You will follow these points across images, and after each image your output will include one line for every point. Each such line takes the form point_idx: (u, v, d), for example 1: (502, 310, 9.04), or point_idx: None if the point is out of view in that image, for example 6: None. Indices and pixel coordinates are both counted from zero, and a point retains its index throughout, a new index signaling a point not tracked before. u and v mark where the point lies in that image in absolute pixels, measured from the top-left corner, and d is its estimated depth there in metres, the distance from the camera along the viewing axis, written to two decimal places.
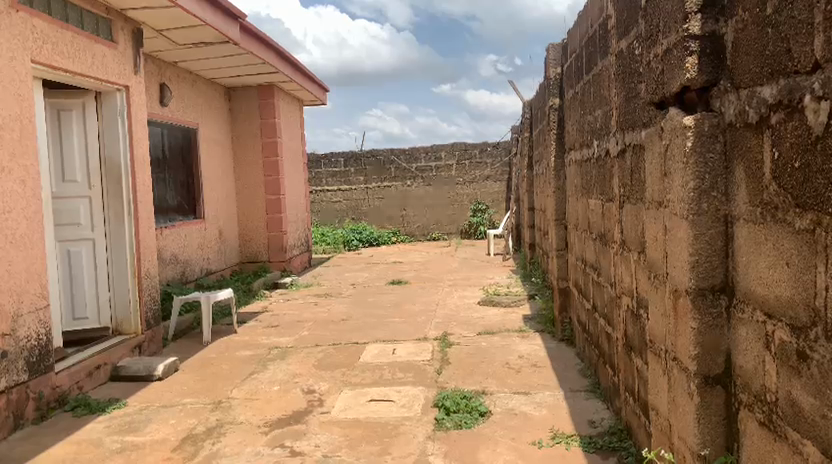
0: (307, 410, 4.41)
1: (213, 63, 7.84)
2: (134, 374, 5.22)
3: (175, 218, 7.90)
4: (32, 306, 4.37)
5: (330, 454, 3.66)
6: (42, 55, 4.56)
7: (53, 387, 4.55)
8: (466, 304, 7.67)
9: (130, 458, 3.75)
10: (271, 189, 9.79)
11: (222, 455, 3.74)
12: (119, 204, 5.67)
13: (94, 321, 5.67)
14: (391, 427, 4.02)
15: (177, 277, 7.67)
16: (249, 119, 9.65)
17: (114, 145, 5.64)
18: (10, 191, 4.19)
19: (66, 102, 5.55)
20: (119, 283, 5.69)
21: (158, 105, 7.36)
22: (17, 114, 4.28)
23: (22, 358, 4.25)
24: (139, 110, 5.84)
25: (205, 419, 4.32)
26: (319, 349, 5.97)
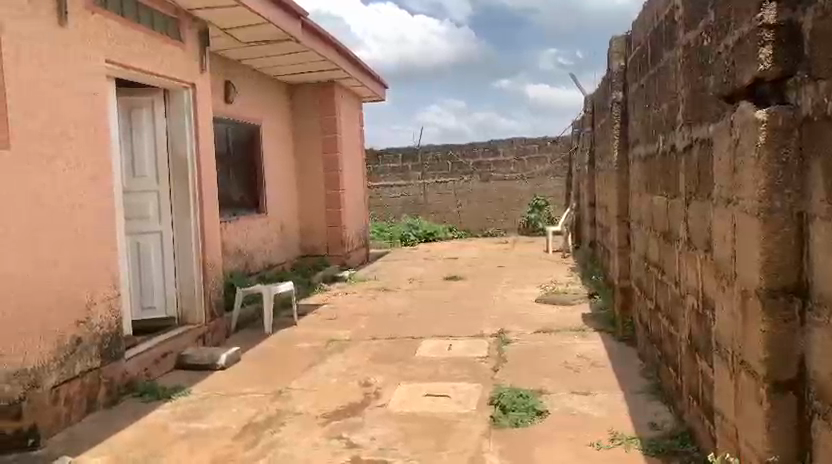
0: (364, 403, 4.45)
1: (276, 60, 8.00)
2: (198, 363, 5.40)
3: (238, 212, 8.12)
4: (105, 295, 4.57)
5: (386, 447, 3.69)
6: (116, 55, 4.75)
7: (123, 374, 4.74)
8: (524, 301, 7.57)
9: (193, 444, 3.88)
10: (330, 184, 9.94)
11: (282, 444, 3.83)
12: (185, 198, 5.85)
13: (161, 311, 5.88)
14: (448, 422, 4.02)
15: (241, 269, 7.86)
16: (310, 115, 9.80)
17: (181, 141, 5.83)
18: (85, 186, 4.39)
19: (137, 100, 5.76)
20: (184, 274, 5.89)
21: (223, 102, 7.56)
22: (92, 111, 4.47)
23: (95, 345, 4.45)
24: (205, 107, 6.01)
25: (265, 409, 4.42)
26: (375, 343, 6.01)
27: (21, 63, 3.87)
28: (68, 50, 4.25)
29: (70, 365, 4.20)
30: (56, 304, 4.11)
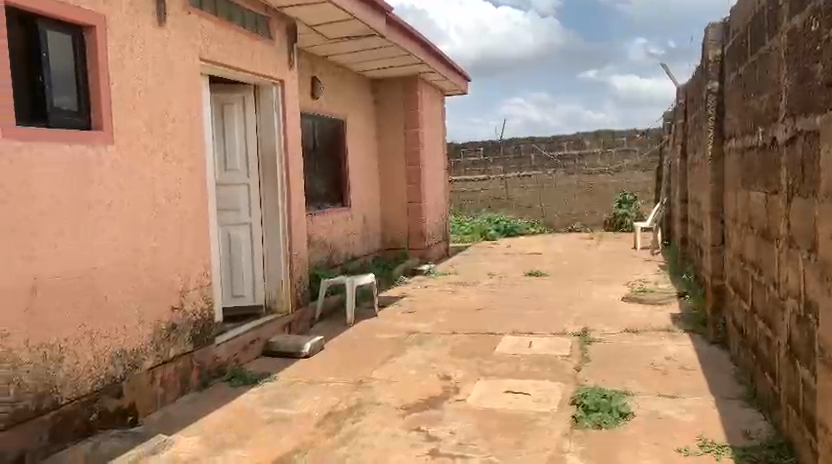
0: (443, 396, 4.46)
1: (360, 56, 8.11)
2: (284, 350, 5.57)
3: (323, 205, 8.30)
4: (198, 282, 4.79)
5: (465, 442, 3.69)
6: (210, 53, 4.95)
7: (213, 358, 4.96)
8: (609, 299, 7.36)
9: (277, 429, 4.01)
10: (412, 178, 9.99)
11: (362, 433, 3.90)
12: (274, 190, 6.05)
13: (250, 299, 6.12)
14: (528, 420, 3.97)
15: (325, 260, 8.05)
16: (393, 110, 9.90)
17: (270, 135, 6.02)
18: (181, 179, 4.61)
19: (229, 97, 6.00)
20: (272, 264, 6.09)
21: (310, 98, 7.76)
22: (187, 108, 4.68)
23: (188, 330, 4.68)
24: (293, 103, 6.17)
25: (347, 397, 4.52)
26: (455, 337, 6.02)
27: (124, 63, 4.09)
28: (166, 49, 4.46)
29: (165, 349, 4.43)
30: (155, 290, 4.35)
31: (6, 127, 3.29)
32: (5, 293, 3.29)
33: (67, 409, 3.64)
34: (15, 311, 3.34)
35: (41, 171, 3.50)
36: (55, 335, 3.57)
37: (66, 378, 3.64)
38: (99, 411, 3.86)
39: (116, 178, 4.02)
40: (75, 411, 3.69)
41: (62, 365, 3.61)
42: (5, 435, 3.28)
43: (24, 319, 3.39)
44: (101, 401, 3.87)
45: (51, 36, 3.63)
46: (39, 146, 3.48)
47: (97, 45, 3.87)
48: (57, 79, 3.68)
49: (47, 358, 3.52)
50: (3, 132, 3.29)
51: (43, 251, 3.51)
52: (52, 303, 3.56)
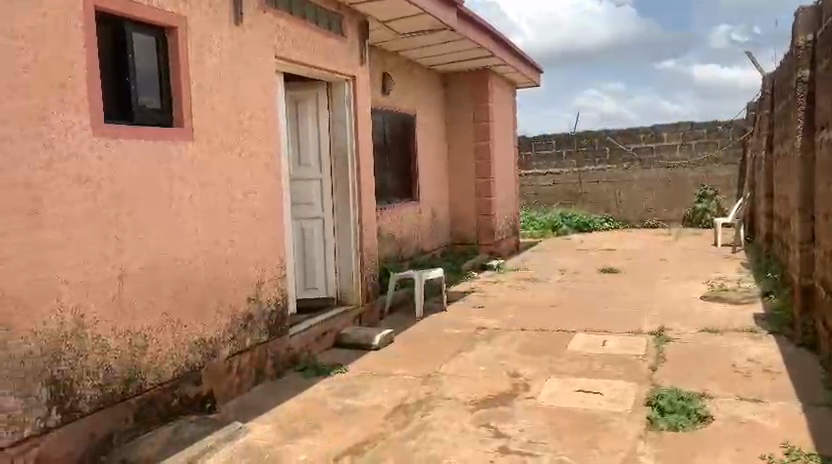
0: (512, 393, 4.42)
1: (431, 50, 8.11)
2: (354, 342, 5.66)
3: (393, 200, 8.34)
4: (273, 274, 4.92)
5: (535, 440, 3.64)
6: (285, 51, 5.06)
7: (287, 349, 5.09)
8: (686, 298, 7.09)
9: (348, 420, 4.08)
10: (481, 172, 9.92)
11: (431, 427, 3.91)
12: (345, 184, 6.13)
13: (322, 291, 6.22)
14: (601, 420, 3.88)
15: (394, 254, 8.12)
16: (463, 104, 9.86)
17: (342, 131, 6.11)
18: (257, 174, 4.74)
19: (303, 94, 6.09)
20: (343, 257, 6.18)
21: (380, 93, 7.82)
22: (263, 105, 4.80)
23: (263, 320, 4.82)
24: (363, 98, 6.25)
25: (416, 391, 4.55)
26: (525, 333, 5.95)
27: (204, 62, 4.24)
28: (243, 48, 4.59)
29: (241, 338, 4.58)
30: (232, 281, 4.49)
31: (95, 124, 3.47)
32: (95, 283, 3.48)
33: (150, 394, 3.82)
34: (104, 300, 3.53)
35: (128, 167, 3.68)
36: (139, 323, 3.75)
37: (149, 365, 3.82)
38: (179, 397, 4.03)
39: (196, 173, 4.17)
40: (157, 396, 3.87)
41: (146, 352, 3.79)
42: (94, 417, 3.47)
43: (112, 307, 3.57)
44: (182, 387, 4.04)
45: (135, 37, 3.80)
46: (126, 143, 3.66)
47: (177, 45, 4.02)
48: (140, 79, 3.85)
49: (132, 345, 3.70)
50: (93, 131, 3.47)
51: (129, 243, 3.69)
52: (137, 292, 3.74)
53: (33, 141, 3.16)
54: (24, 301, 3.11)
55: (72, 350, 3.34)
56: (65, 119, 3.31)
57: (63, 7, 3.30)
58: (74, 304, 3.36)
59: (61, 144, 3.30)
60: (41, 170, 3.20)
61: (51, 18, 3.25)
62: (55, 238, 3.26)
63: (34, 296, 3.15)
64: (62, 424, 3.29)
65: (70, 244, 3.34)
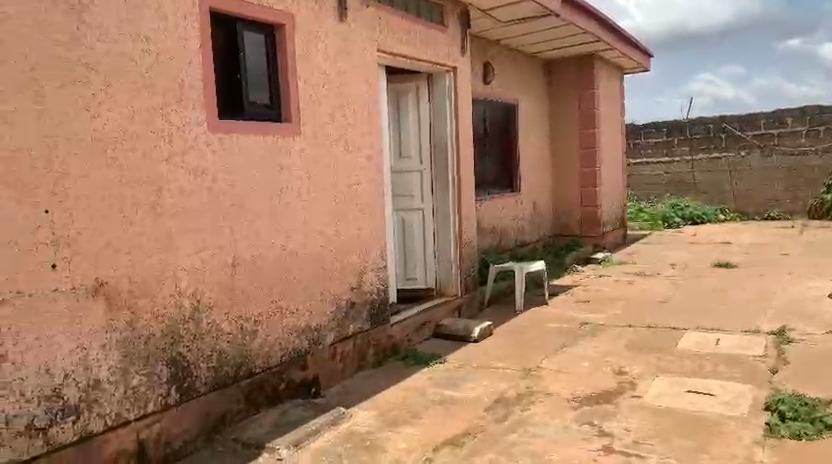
0: (618, 391, 4.27)
1: (534, 37, 7.95)
2: (454, 333, 5.67)
3: (493, 191, 8.24)
4: (374, 264, 5.01)
5: (640, 441, 3.50)
6: (387, 44, 5.12)
7: (388, 337, 5.18)
8: (812, 296, 6.58)
9: (448, 411, 4.09)
10: (586, 162, 9.65)
11: (531, 422, 3.86)
12: (445, 176, 6.14)
13: (421, 282, 6.26)
14: (713, 424, 3.68)
15: (494, 246, 8.06)
16: (568, 92, 9.60)
17: (443, 122, 6.10)
18: (360, 166, 4.83)
19: (404, 85, 6.11)
20: (442, 248, 6.20)
21: (481, 83, 7.75)
22: (366, 97, 4.88)
23: (366, 309, 4.93)
24: (464, 89, 6.23)
25: (517, 384, 4.50)
26: (632, 330, 5.73)
27: (310, 57, 4.36)
28: (347, 42, 4.68)
29: (345, 326, 4.71)
30: (336, 270, 4.62)
31: (210, 121, 3.66)
32: (211, 270, 3.68)
33: (261, 377, 4.00)
34: (219, 286, 3.73)
35: (240, 160, 3.85)
36: (251, 309, 3.93)
37: (259, 349, 3.99)
38: (286, 381, 4.20)
39: (303, 165, 4.31)
40: (267, 379, 4.04)
41: (256, 337, 3.97)
42: (210, 397, 3.68)
43: (225, 293, 3.77)
44: (289, 372, 4.20)
45: (246, 35, 3.97)
46: (238, 138, 3.83)
47: (286, 42, 4.16)
48: (251, 75, 4.02)
49: (243, 329, 3.88)
50: (209, 127, 3.66)
51: (242, 232, 3.87)
52: (248, 279, 3.92)
53: (155, 136, 3.38)
54: (148, 286, 3.34)
55: (190, 333, 3.56)
56: (183, 116, 3.52)
57: (181, 9, 3.50)
58: (191, 290, 3.56)
59: (180, 140, 3.50)
60: (162, 164, 3.41)
61: (171, 21, 3.45)
62: (175, 228, 3.47)
63: (157, 281, 3.38)
64: (181, 402, 3.51)
65: (188, 234, 3.55)
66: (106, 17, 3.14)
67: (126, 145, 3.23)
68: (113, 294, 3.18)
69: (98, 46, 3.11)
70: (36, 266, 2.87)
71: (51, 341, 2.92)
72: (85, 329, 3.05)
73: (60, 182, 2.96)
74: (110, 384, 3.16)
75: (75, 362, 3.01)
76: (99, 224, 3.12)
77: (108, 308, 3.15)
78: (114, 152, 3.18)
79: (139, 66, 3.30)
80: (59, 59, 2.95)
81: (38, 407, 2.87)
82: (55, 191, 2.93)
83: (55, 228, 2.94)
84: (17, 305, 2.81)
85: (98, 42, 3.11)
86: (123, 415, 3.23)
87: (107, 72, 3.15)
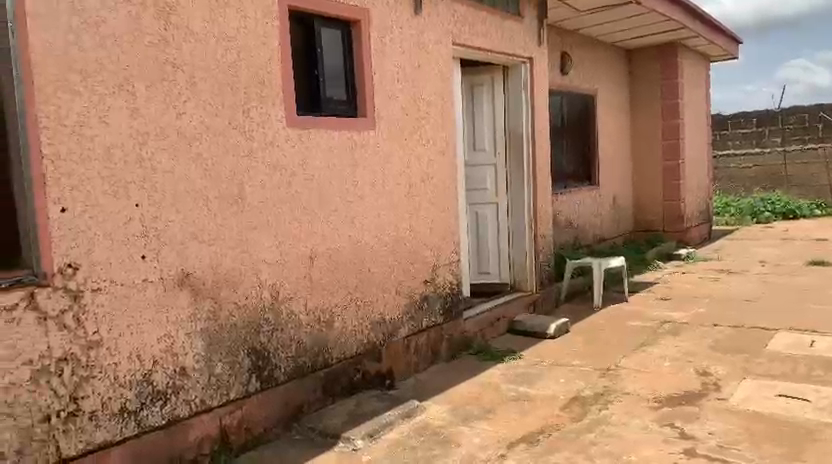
0: (701, 393, 4.09)
1: (613, 26, 7.72)
2: (529, 330, 5.59)
3: (570, 184, 8.05)
4: (448, 258, 5.01)
5: (726, 446, 3.35)
6: (462, 36, 5.09)
7: (461, 332, 5.16)
8: None
9: (523, 408, 4.04)
10: (669, 154, 9.32)
11: (609, 422, 3.75)
12: (521, 169, 6.05)
13: (495, 277, 6.22)
14: (806, 430, 3.47)
15: (571, 241, 7.89)
16: (649, 81, 9.28)
17: (519, 115, 6.01)
18: (433, 160, 4.83)
19: (479, 78, 6.09)
20: (517, 243, 6.12)
21: (559, 74, 7.60)
22: (440, 91, 4.87)
23: (439, 303, 4.93)
24: (541, 80, 6.10)
25: (593, 383, 4.39)
26: (717, 329, 5.49)
27: (385, 51, 4.38)
28: (422, 36, 4.68)
29: (418, 319, 4.73)
30: (411, 264, 4.64)
31: (289, 117, 3.75)
32: (290, 262, 3.77)
33: (337, 368, 4.07)
34: (297, 278, 3.81)
35: (318, 155, 3.92)
36: (327, 301, 4.00)
37: (335, 340, 4.06)
38: (361, 373, 4.25)
39: (378, 159, 4.35)
40: (342, 370, 4.11)
41: (332, 328, 4.04)
42: (288, 386, 3.78)
43: (304, 284, 3.85)
44: (363, 363, 4.26)
45: (324, 32, 4.03)
46: (316, 133, 3.90)
47: (362, 37, 4.20)
48: (328, 71, 4.08)
49: (321, 321, 3.96)
50: (288, 122, 3.74)
51: (319, 225, 3.94)
52: (326, 271, 3.99)
53: (237, 132, 3.48)
54: (230, 277, 3.45)
55: (269, 323, 3.66)
56: (263, 113, 3.61)
57: (262, 8, 3.59)
58: (271, 281, 3.66)
59: (260, 135, 3.60)
60: (243, 159, 3.51)
61: (252, 20, 3.54)
62: (255, 221, 3.57)
63: (239, 272, 3.49)
64: (261, 390, 3.62)
65: (268, 227, 3.64)
66: (191, 18, 3.26)
67: (209, 140, 3.35)
68: (197, 285, 3.30)
69: (184, 46, 3.23)
70: (128, 257, 3.01)
71: (142, 329, 3.07)
72: (172, 318, 3.19)
73: (150, 177, 3.09)
74: (195, 371, 3.30)
75: (163, 349, 3.16)
76: (186, 217, 3.25)
77: (193, 298, 3.28)
78: (199, 147, 3.30)
79: (222, 64, 3.40)
80: (149, 59, 3.08)
81: (130, 391, 3.04)
82: (144, 185, 3.07)
83: (145, 221, 3.08)
84: (111, 293, 2.96)
85: (183, 42, 3.23)
86: (207, 401, 3.36)
87: (192, 71, 3.27)
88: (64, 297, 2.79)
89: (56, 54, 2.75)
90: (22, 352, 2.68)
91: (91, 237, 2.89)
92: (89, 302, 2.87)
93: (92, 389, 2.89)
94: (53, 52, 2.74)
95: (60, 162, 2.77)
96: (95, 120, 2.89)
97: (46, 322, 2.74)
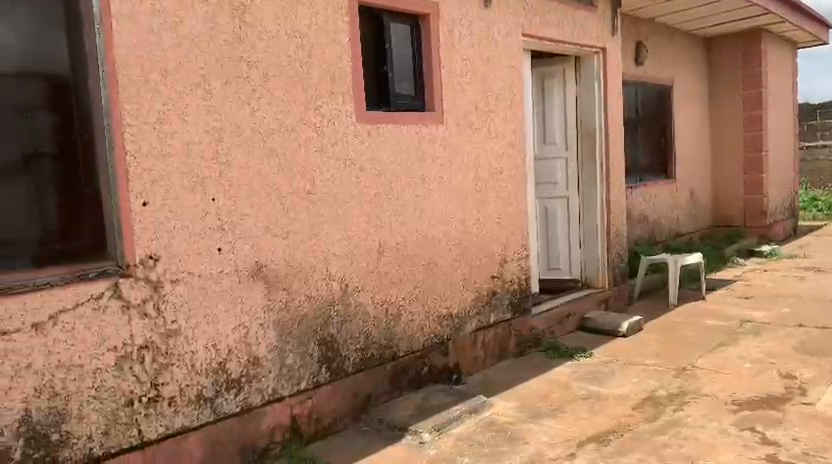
0: (785, 397, 3.89)
1: (692, 14, 7.42)
2: (600, 327, 5.46)
3: (644, 178, 7.81)
4: (516, 253, 4.95)
5: (812, 453, 3.17)
6: (533, 28, 5.00)
7: (530, 328, 5.09)
8: None
9: (593, 406, 3.95)
10: (752, 146, 8.88)
11: (683, 424, 3.62)
12: (592, 163, 5.90)
13: (565, 273, 6.11)
14: None
15: (645, 237, 7.65)
16: (731, 70, 8.87)
17: (591, 107, 5.87)
18: (502, 153, 4.78)
19: (550, 70, 5.99)
20: (589, 238, 5.98)
21: (633, 64, 7.37)
22: (510, 83, 4.81)
23: (507, 298, 4.87)
24: (615, 71, 5.92)
25: (667, 383, 4.25)
26: (802, 330, 5.20)
27: (454, 45, 4.36)
28: (491, 28, 4.63)
29: (486, 314, 4.70)
30: (479, 259, 4.62)
31: (359, 113, 3.78)
32: (359, 256, 3.81)
33: (405, 361, 4.10)
34: (366, 271, 3.85)
35: (386, 149, 3.94)
36: (395, 294, 4.03)
37: (403, 333, 4.09)
38: (428, 366, 4.26)
39: (446, 153, 4.33)
40: (410, 363, 4.13)
41: (400, 321, 4.06)
42: (357, 378, 3.83)
43: (372, 278, 3.89)
44: (430, 357, 4.27)
45: (393, 27, 4.05)
46: (384, 128, 3.92)
47: (431, 31, 4.19)
48: (397, 67, 4.09)
49: (389, 314, 3.99)
50: (357, 118, 3.78)
51: (387, 220, 3.97)
52: (394, 264, 4.01)
53: (308, 128, 3.54)
54: (302, 270, 3.52)
55: (339, 315, 3.71)
56: (334, 108, 3.66)
57: (333, 4, 3.64)
58: (340, 274, 3.71)
59: (331, 131, 3.65)
60: (314, 154, 3.57)
61: (323, 16, 3.60)
62: (326, 214, 3.63)
63: (309, 265, 3.55)
64: (331, 381, 3.69)
65: (338, 221, 3.69)
66: (265, 16, 3.33)
67: (282, 136, 3.42)
68: (270, 277, 3.38)
69: (258, 44, 3.31)
70: (205, 249, 3.12)
71: (217, 319, 3.18)
72: (246, 308, 3.29)
73: (225, 172, 3.19)
74: (268, 361, 3.39)
75: (238, 339, 3.26)
76: (260, 211, 3.33)
77: (266, 289, 3.37)
78: (272, 143, 3.38)
79: (294, 61, 3.47)
80: (224, 58, 3.17)
81: (206, 378, 3.14)
82: (221, 180, 3.17)
83: (221, 215, 3.17)
84: (189, 283, 3.07)
85: (257, 40, 3.31)
86: (279, 390, 3.45)
87: (265, 68, 3.34)
88: (144, 287, 2.91)
89: (139, 54, 2.87)
90: (108, 338, 2.80)
91: (171, 231, 3.00)
92: (168, 292, 2.99)
93: (171, 376, 3.01)
94: (135, 52, 2.86)
95: (142, 157, 2.89)
96: (174, 118, 3.00)
97: (129, 311, 2.86)
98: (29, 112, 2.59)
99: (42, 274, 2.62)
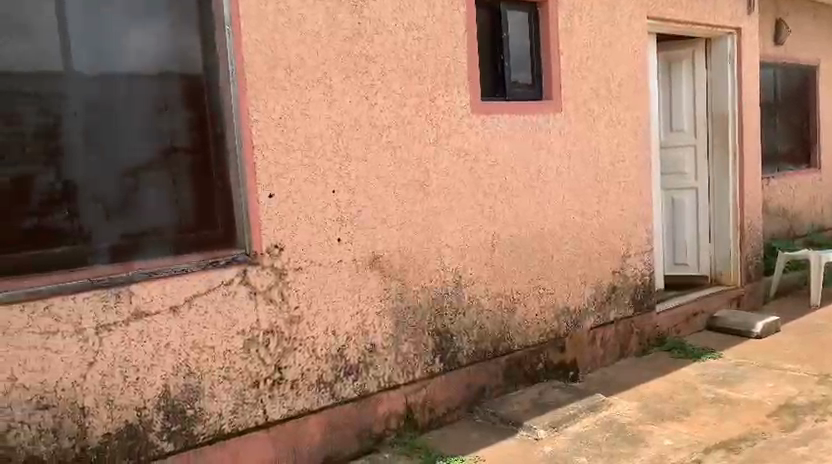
0: None
1: None
2: (731, 327, 5.11)
3: (784, 168, 7.20)
4: (639, 248, 4.73)
5: None
6: (658, 10, 4.74)
7: (653, 326, 4.86)
8: None
9: (722, 411, 3.70)
10: None
11: (827, 436, 3.31)
12: (724, 151, 5.53)
13: (693, 268, 5.77)
14: None
15: (784, 231, 7.06)
16: None
17: (722, 92, 5.49)
18: (624, 142, 4.57)
19: (677, 52, 5.63)
20: (719, 232, 5.61)
21: (771, 44, 6.81)
22: (632, 69, 4.59)
23: (629, 294, 4.67)
24: (751, 53, 5.51)
25: (808, 390, 3.90)
26: None
27: (573, 30, 4.22)
28: (613, 12, 4.44)
29: (606, 310, 4.53)
30: (598, 252, 4.46)
31: (475, 104, 3.76)
32: (473, 247, 3.80)
33: (519, 355, 4.04)
34: (481, 262, 3.83)
35: (502, 140, 3.89)
36: (510, 286, 3.98)
37: (518, 326, 4.03)
38: (544, 361, 4.18)
39: (564, 143, 4.22)
40: (524, 357, 4.07)
41: (515, 314, 4.01)
42: (470, 369, 3.82)
43: (486, 269, 3.86)
44: (546, 352, 4.18)
45: (510, 16, 3.98)
46: (500, 119, 3.88)
47: (549, 17, 4.08)
48: (514, 56, 4.02)
49: (503, 306, 3.95)
50: (473, 110, 3.76)
51: (503, 211, 3.92)
52: (509, 257, 3.96)
53: (424, 120, 3.56)
54: (417, 261, 3.56)
55: (453, 306, 3.72)
56: (449, 100, 3.66)
57: None
58: (454, 266, 3.71)
59: (446, 123, 3.65)
60: (430, 146, 3.59)
61: (439, 8, 3.60)
62: (440, 206, 3.64)
63: (424, 257, 3.58)
64: (444, 372, 3.71)
65: (452, 212, 3.69)
66: (383, 10, 3.39)
67: (398, 129, 3.47)
68: (386, 266, 3.44)
69: (376, 38, 3.37)
70: (325, 240, 3.23)
71: (337, 306, 3.28)
72: (364, 297, 3.37)
73: (344, 165, 3.28)
74: (383, 349, 3.46)
75: (355, 326, 3.35)
76: (377, 203, 3.40)
77: (382, 278, 3.43)
78: (389, 137, 3.43)
79: (410, 53, 3.50)
80: (344, 53, 3.26)
81: (325, 363, 3.26)
82: (341, 172, 3.26)
83: (341, 206, 3.27)
84: (312, 272, 3.19)
85: (375, 34, 3.37)
86: (394, 378, 3.51)
87: (383, 62, 3.40)
88: (270, 275, 3.06)
89: (265, 52, 3.00)
90: (237, 322, 2.96)
91: (294, 221, 3.13)
92: (291, 280, 3.12)
93: (293, 359, 3.15)
94: (261, 50, 2.99)
95: (268, 151, 3.03)
96: (297, 113, 3.12)
97: (256, 296, 3.02)
98: (169, 110, 2.80)
99: (180, 260, 2.84)
